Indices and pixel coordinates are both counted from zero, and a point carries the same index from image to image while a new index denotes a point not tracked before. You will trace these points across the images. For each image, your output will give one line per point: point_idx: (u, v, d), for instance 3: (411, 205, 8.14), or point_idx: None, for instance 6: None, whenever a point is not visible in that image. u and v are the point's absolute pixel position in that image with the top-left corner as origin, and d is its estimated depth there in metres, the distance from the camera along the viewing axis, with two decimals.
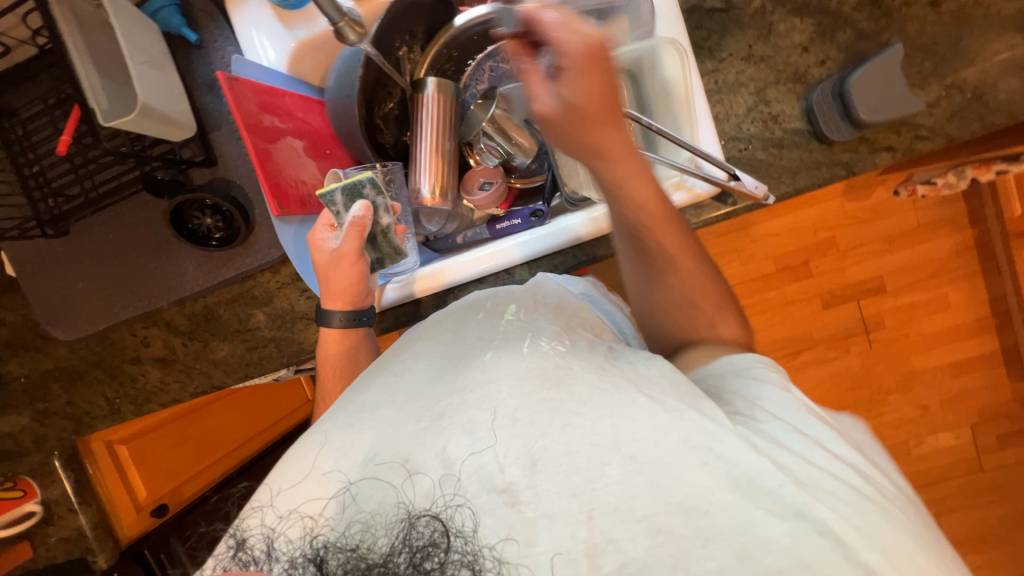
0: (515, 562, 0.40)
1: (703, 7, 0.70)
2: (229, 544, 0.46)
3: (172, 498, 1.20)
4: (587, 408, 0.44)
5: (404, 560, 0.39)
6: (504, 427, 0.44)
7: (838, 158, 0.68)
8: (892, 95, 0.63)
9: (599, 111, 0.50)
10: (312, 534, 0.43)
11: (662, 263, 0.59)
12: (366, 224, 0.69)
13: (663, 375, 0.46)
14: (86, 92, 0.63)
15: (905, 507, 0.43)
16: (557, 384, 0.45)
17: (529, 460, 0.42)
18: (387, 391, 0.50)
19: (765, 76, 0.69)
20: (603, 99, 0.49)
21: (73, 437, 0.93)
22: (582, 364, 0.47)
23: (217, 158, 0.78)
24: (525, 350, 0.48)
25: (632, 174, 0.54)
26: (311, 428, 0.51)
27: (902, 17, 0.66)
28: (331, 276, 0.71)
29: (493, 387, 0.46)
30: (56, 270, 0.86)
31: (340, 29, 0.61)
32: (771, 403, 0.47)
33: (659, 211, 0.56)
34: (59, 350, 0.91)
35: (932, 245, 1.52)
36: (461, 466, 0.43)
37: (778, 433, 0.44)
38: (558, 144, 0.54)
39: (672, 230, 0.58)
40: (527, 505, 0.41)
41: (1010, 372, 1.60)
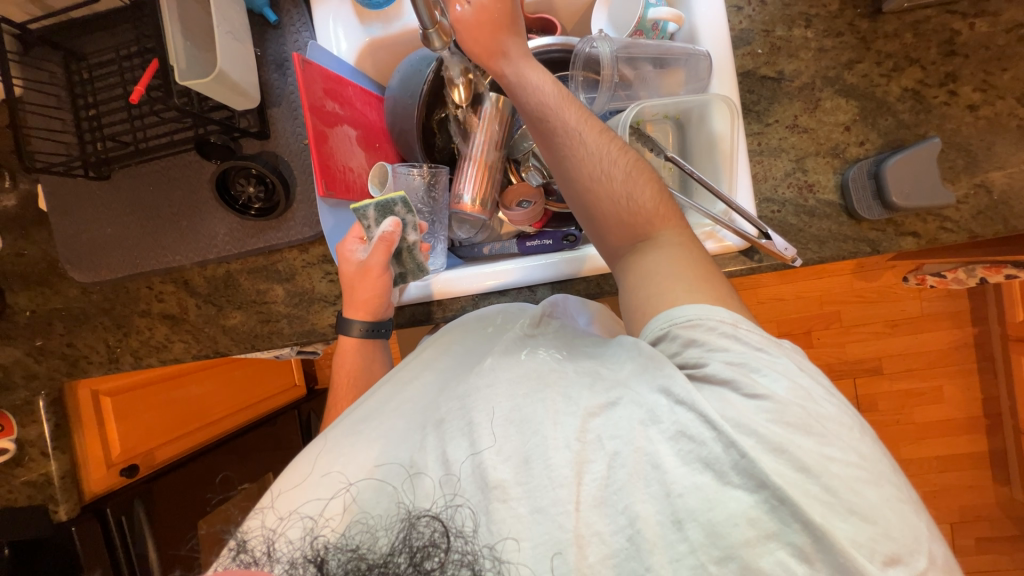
0: (513, 563, 0.39)
1: (757, 74, 0.74)
2: (229, 552, 0.42)
3: (143, 460, 1.13)
4: (577, 407, 0.43)
5: (404, 561, 0.38)
6: (499, 428, 0.43)
7: (865, 235, 0.71)
8: (926, 184, 0.66)
9: (498, 17, 0.60)
10: (313, 534, 0.41)
11: (631, 217, 0.57)
12: (395, 239, 0.69)
13: (645, 362, 0.46)
14: (170, 50, 0.67)
15: (880, 462, 0.40)
16: (543, 387, 0.46)
17: (522, 457, 0.42)
18: (394, 402, 0.53)
19: (806, 147, 0.73)
20: (503, 9, 0.61)
21: (63, 378, 0.92)
22: (575, 368, 0.49)
23: (270, 132, 0.80)
24: (523, 357, 0.51)
25: (595, 135, 0.59)
26: (313, 443, 0.51)
27: (940, 114, 0.70)
28: (355, 288, 0.72)
29: (490, 389, 0.46)
30: (87, 212, 0.87)
31: (428, 35, 0.60)
32: (721, 355, 0.45)
33: (555, 101, 0.59)
34: (72, 290, 0.91)
35: (933, 336, 1.55)
36: (461, 471, 0.42)
37: (740, 400, 0.41)
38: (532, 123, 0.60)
39: (587, 127, 0.59)
40: (519, 501, 0.40)
41: (996, 476, 1.59)
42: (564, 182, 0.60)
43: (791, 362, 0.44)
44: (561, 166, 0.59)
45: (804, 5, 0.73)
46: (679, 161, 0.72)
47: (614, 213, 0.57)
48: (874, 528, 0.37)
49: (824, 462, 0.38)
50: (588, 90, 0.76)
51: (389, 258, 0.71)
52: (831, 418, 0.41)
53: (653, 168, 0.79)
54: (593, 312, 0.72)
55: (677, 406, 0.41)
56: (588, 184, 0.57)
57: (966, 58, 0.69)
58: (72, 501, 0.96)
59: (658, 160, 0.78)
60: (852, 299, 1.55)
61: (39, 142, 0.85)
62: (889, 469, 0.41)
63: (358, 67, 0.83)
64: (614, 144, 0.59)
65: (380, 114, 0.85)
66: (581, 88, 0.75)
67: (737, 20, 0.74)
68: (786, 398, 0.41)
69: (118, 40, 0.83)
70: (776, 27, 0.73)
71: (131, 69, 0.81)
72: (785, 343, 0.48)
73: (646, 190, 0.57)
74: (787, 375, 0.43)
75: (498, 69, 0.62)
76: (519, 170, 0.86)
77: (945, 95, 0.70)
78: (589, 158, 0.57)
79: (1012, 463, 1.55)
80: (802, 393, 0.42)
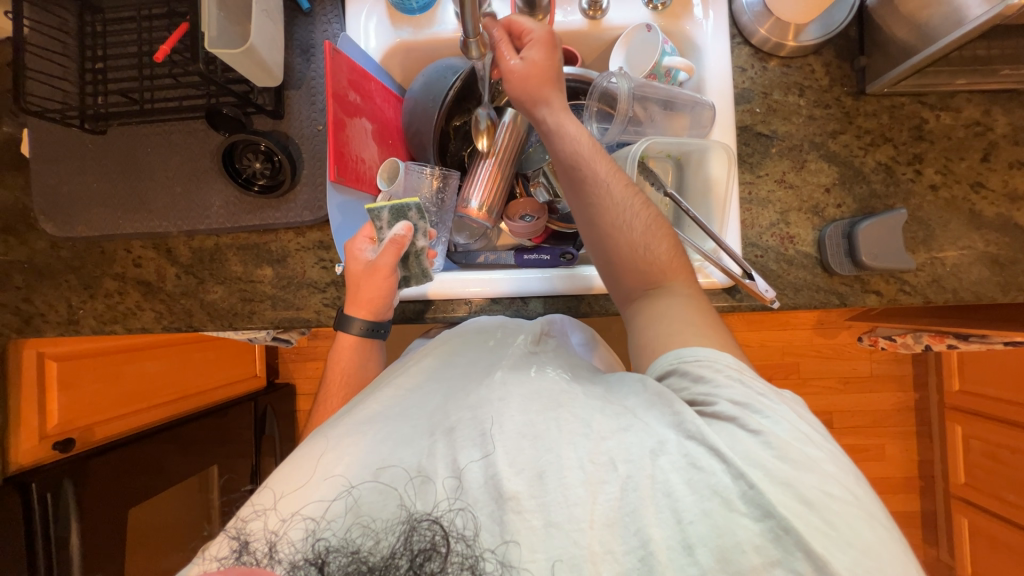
0: (519, 566, 0.39)
1: (753, 130, 0.81)
2: (231, 546, 0.42)
3: (80, 435, 1.03)
4: (590, 429, 0.45)
5: (405, 563, 0.39)
6: (512, 442, 0.44)
7: (835, 288, 0.77)
8: (893, 249, 0.73)
9: (547, 69, 0.66)
10: (314, 537, 0.41)
11: (647, 265, 0.59)
12: (405, 243, 0.70)
13: (654, 396, 0.47)
14: (203, 17, 0.67)
15: (871, 506, 0.41)
16: (557, 407, 0.47)
17: (536, 471, 0.42)
18: (400, 407, 0.52)
19: (790, 202, 0.79)
20: (554, 65, 0.67)
21: (11, 335, 0.85)
22: (585, 391, 0.50)
23: (285, 113, 0.80)
24: (533, 374, 0.53)
25: (617, 181, 0.62)
26: (312, 442, 0.50)
27: (906, 189, 0.78)
28: (361, 287, 0.71)
29: (502, 402, 0.48)
30: (73, 164, 0.83)
31: (469, 43, 0.62)
32: (729, 395, 0.46)
33: (587, 149, 0.63)
34: (39, 242, 0.86)
35: (879, 396, 1.65)
36: (472, 480, 0.43)
37: (745, 436, 0.43)
38: (560, 168, 0.64)
39: (615, 179, 0.62)
40: (533, 513, 0.41)
41: (924, 535, 1.69)
42: (585, 225, 0.63)
43: (791, 410, 0.46)
44: (585, 209, 0.62)
45: (799, 76, 0.81)
46: (676, 197, 0.77)
47: (632, 263, 0.60)
48: (876, 564, 0.38)
49: (825, 498, 0.40)
50: (601, 121, 0.80)
51: (398, 260, 0.72)
52: (830, 462, 0.42)
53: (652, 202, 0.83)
54: (584, 336, 0.76)
55: (685, 439, 0.43)
56: (611, 233, 0.61)
57: (931, 144, 0.78)
58: None
59: (658, 194, 0.82)
60: (811, 353, 1.64)
61: (34, 86, 0.82)
62: (883, 514, 0.42)
63: (383, 64, 0.85)
64: (637, 198, 0.62)
65: (396, 113, 0.87)
66: (595, 118, 0.80)
67: (740, 79, 0.82)
68: (787, 438, 0.43)
69: None
70: (773, 91, 0.81)
71: (150, 30, 0.80)
72: (783, 391, 0.49)
73: (663, 243, 0.61)
74: (790, 420, 0.45)
75: (538, 116, 0.66)
76: (526, 186, 0.89)
77: (912, 173, 0.78)
78: (614, 208, 0.61)
79: (941, 524, 1.65)
80: (803, 436, 0.44)
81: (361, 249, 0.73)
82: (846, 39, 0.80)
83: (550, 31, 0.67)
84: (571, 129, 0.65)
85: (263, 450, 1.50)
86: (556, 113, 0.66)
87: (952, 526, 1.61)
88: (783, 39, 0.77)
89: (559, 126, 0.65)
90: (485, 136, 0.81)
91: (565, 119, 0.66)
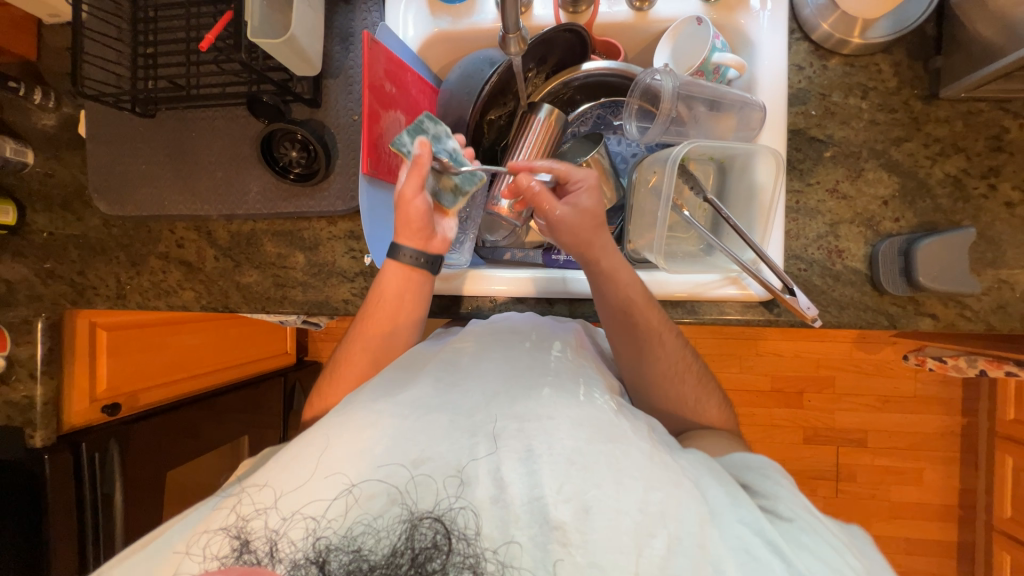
0: (518, 565, 0.42)
1: (806, 134, 0.75)
2: (231, 544, 0.43)
3: (126, 400, 1.10)
4: (641, 474, 0.45)
5: (405, 562, 0.42)
6: (559, 467, 0.45)
7: (885, 308, 0.72)
8: (956, 271, 0.67)
9: (591, 214, 0.66)
10: (313, 536, 0.43)
11: (690, 402, 0.67)
12: (426, 162, 0.65)
13: (707, 469, 0.50)
14: (246, 6, 0.67)
15: None
16: (611, 442, 0.47)
17: (582, 505, 0.43)
18: (418, 399, 0.52)
19: (842, 213, 0.74)
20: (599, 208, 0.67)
21: (68, 305, 0.91)
22: (632, 426, 0.50)
23: (323, 102, 0.81)
24: (582, 399, 0.52)
25: (667, 331, 0.66)
26: (314, 427, 0.51)
27: (977, 205, 0.71)
28: (395, 215, 0.68)
29: (552, 422, 0.48)
30: (125, 145, 0.87)
31: (509, 38, 0.60)
32: (788, 501, 0.48)
33: (643, 295, 0.66)
34: (94, 220, 0.90)
35: (922, 418, 1.56)
36: (514, 496, 0.44)
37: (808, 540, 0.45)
38: (619, 316, 0.65)
39: (665, 328, 0.66)
40: (578, 550, 0.42)
41: (960, 567, 1.59)
42: (637, 365, 0.67)
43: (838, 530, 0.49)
44: (639, 354, 0.66)
45: (863, 77, 0.74)
46: (717, 203, 0.73)
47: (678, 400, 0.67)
48: None
49: None
50: (642, 119, 0.77)
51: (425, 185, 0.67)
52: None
53: (689, 206, 0.79)
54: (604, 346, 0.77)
55: (741, 523, 0.44)
56: (663, 380, 0.66)
57: (1010, 156, 0.71)
58: (49, 429, 0.94)
59: (696, 199, 0.78)
60: (849, 367, 1.56)
61: (91, 69, 0.85)
62: None
63: (420, 54, 0.84)
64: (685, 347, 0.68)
65: (431, 104, 0.86)
66: (635, 116, 0.77)
67: (796, 78, 0.76)
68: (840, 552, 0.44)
69: None
70: (833, 92, 0.75)
71: (198, 17, 0.82)
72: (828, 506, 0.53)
73: (706, 386, 0.68)
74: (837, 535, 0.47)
75: (593, 261, 0.66)
76: None
77: (985, 187, 0.71)
78: (668, 358, 0.66)
79: (980, 557, 1.55)
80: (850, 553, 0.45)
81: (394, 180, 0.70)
82: (921, 36, 0.73)
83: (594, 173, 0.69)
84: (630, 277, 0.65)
85: (289, 425, 1.56)
86: (609, 266, 0.65)
87: (991, 562, 1.50)
88: (847, 36, 0.71)
89: (613, 273, 0.65)
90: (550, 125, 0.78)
91: (619, 265, 0.66)
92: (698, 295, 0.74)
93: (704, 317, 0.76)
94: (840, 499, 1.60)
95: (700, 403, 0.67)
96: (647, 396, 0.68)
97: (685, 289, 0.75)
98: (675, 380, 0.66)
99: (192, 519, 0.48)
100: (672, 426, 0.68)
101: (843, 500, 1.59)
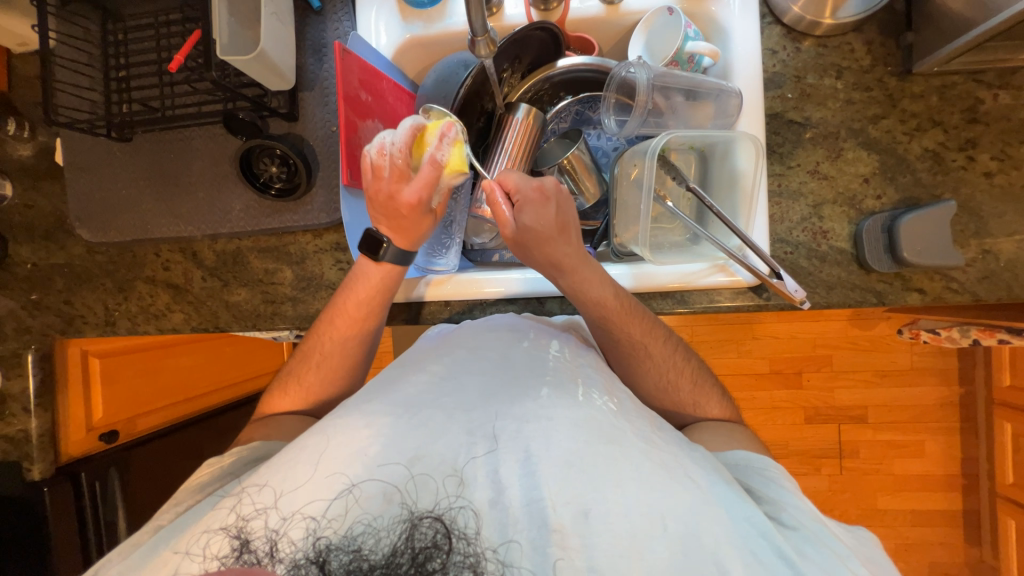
0: (517, 565, 0.42)
1: (784, 117, 0.75)
2: (231, 544, 0.43)
3: (123, 427, 1.12)
4: (643, 476, 0.45)
5: (405, 562, 0.42)
6: (559, 469, 0.45)
7: (872, 286, 0.72)
8: (939, 244, 0.67)
9: (540, 234, 0.65)
10: (314, 536, 0.42)
11: (683, 401, 0.67)
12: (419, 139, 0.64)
13: (706, 464, 0.51)
14: (214, 22, 0.67)
15: None
16: (611, 445, 0.47)
17: (582, 509, 0.44)
18: (421, 401, 0.51)
19: (824, 193, 0.74)
20: (546, 226, 0.65)
21: (57, 336, 0.89)
22: (633, 430, 0.50)
23: (299, 115, 0.81)
24: (582, 400, 0.51)
25: (653, 339, 0.67)
26: (306, 436, 0.49)
27: (956, 177, 0.71)
28: (380, 197, 0.65)
29: (551, 423, 0.49)
30: (104, 171, 0.86)
31: (476, 42, 0.60)
32: (794, 509, 0.51)
33: (616, 314, 0.65)
34: (78, 248, 0.89)
35: (919, 390, 1.57)
36: (514, 499, 0.45)
37: (811, 549, 0.47)
38: (597, 330, 0.67)
39: (650, 337, 0.66)
40: (578, 554, 0.42)
41: (967, 535, 1.60)
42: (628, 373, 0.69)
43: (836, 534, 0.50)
44: (627, 365, 0.68)
45: (837, 57, 0.74)
46: (700, 192, 0.74)
47: (669, 403, 0.68)
48: None
49: None
50: (619, 113, 0.77)
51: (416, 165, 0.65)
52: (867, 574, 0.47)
53: (673, 196, 0.79)
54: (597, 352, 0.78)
55: (743, 521, 0.46)
56: (648, 382, 0.68)
57: (986, 127, 0.71)
58: (47, 462, 0.92)
59: (679, 189, 0.78)
60: (845, 345, 1.57)
61: (64, 96, 0.84)
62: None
63: (394, 61, 0.83)
64: (678, 353, 0.68)
65: (409, 110, 0.86)
66: (612, 110, 0.76)
67: (771, 62, 0.76)
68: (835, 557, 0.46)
69: (156, 5, 0.83)
70: (807, 74, 0.75)
71: (168, 37, 0.81)
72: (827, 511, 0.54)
73: (698, 382, 0.68)
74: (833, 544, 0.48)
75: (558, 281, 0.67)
76: None
77: (964, 159, 0.71)
78: (657, 370, 0.67)
79: (985, 525, 1.56)
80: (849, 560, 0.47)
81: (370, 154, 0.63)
82: (891, 13, 0.73)
83: (537, 184, 0.66)
84: (597, 293, 0.64)
85: None
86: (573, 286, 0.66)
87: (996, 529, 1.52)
88: (818, 17, 0.71)
89: (575, 290, 0.66)
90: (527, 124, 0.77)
91: (584, 283, 0.65)
92: (687, 285, 0.74)
93: (694, 306, 0.76)
94: (845, 476, 1.61)
95: (695, 393, 0.67)
96: (642, 388, 0.69)
97: (677, 281, 0.75)
98: (666, 368, 0.67)
99: (189, 525, 0.47)
100: (669, 417, 0.68)
101: (847, 477, 1.60)
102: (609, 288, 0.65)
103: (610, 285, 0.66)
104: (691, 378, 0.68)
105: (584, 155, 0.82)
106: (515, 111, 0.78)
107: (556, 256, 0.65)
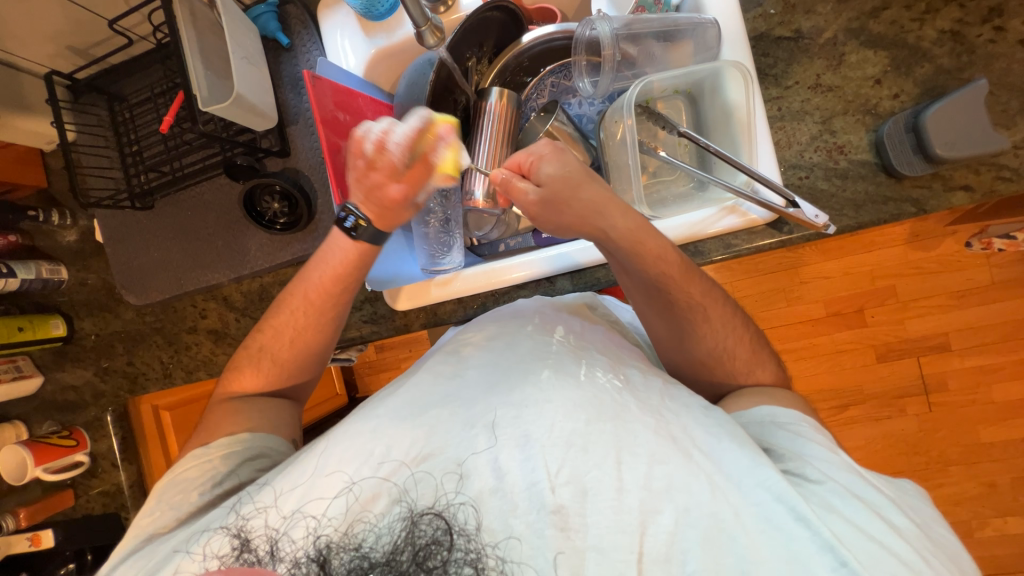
0: (518, 562, 0.43)
1: (771, 36, 0.70)
2: (231, 543, 0.46)
3: None
4: (644, 450, 0.45)
5: (406, 557, 0.44)
6: (558, 449, 0.45)
7: (907, 194, 0.65)
8: (973, 132, 0.60)
9: (570, 180, 0.60)
10: (314, 535, 0.45)
11: (717, 355, 0.63)
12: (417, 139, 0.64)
13: (721, 428, 0.48)
14: (192, 79, 0.71)
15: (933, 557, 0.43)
16: (612, 418, 0.46)
17: (580, 486, 0.44)
18: (427, 396, 0.51)
19: (832, 106, 0.68)
20: (572, 171, 0.61)
21: (127, 395, 0.98)
22: (638, 404, 0.48)
23: (291, 150, 0.84)
24: (582, 378, 0.50)
25: (713, 307, 0.62)
26: (313, 442, 0.51)
27: (987, 54, 0.64)
28: (366, 180, 0.66)
29: (549, 406, 0.47)
30: (136, 239, 0.93)
31: (422, 33, 0.66)
32: (820, 463, 0.48)
33: (675, 270, 0.61)
34: (129, 313, 0.98)
35: (1005, 304, 1.41)
36: (513, 484, 0.45)
37: (840, 502, 0.45)
38: (652, 294, 0.63)
39: (708, 299, 0.62)
40: (575, 530, 0.43)
41: None
42: (676, 350, 0.65)
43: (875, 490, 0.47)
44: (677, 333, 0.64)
45: None
46: (693, 136, 0.69)
47: (700, 363, 0.64)
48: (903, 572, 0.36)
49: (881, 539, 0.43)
50: (592, 73, 0.75)
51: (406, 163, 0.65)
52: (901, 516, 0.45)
53: (668, 146, 0.76)
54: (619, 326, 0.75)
55: (758, 486, 0.44)
56: (676, 343, 0.64)
57: None
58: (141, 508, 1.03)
59: (672, 137, 0.75)
60: (907, 271, 1.43)
61: (92, 179, 0.93)
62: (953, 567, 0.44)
63: (367, 77, 0.85)
64: (733, 317, 0.63)
65: None
66: (585, 72, 0.74)
67: None
68: (858, 517, 0.44)
69: (152, 80, 0.90)
70: None
71: (167, 105, 0.88)
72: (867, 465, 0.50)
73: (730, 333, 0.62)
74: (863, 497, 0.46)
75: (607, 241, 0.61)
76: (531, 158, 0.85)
77: (991, 32, 0.63)
78: (703, 339, 0.62)
79: None
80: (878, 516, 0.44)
81: (365, 143, 0.63)
82: None
83: (548, 142, 0.64)
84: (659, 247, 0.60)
85: None
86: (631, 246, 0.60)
87: None
88: None
89: (629, 242, 0.60)
90: (501, 103, 0.77)
91: (636, 237, 0.60)
92: (700, 235, 0.69)
93: (711, 257, 0.71)
94: (934, 414, 1.45)
95: (726, 345, 0.62)
96: (668, 348, 0.66)
97: (695, 227, 0.70)
98: (694, 323, 0.62)
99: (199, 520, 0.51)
100: (705, 375, 0.64)
101: (937, 414, 1.45)
102: (664, 240, 0.61)
103: (662, 240, 0.61)
104: (725, 320, 0.62)
105: (566, 125, 0.80)
106: (489, 94, 0.77)
107: (599, 206, 0.60)
